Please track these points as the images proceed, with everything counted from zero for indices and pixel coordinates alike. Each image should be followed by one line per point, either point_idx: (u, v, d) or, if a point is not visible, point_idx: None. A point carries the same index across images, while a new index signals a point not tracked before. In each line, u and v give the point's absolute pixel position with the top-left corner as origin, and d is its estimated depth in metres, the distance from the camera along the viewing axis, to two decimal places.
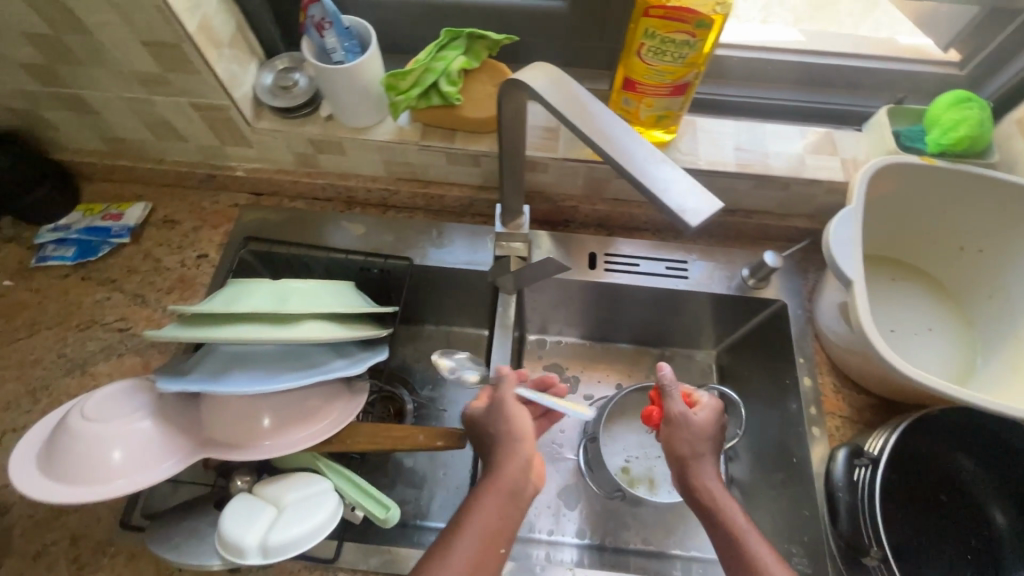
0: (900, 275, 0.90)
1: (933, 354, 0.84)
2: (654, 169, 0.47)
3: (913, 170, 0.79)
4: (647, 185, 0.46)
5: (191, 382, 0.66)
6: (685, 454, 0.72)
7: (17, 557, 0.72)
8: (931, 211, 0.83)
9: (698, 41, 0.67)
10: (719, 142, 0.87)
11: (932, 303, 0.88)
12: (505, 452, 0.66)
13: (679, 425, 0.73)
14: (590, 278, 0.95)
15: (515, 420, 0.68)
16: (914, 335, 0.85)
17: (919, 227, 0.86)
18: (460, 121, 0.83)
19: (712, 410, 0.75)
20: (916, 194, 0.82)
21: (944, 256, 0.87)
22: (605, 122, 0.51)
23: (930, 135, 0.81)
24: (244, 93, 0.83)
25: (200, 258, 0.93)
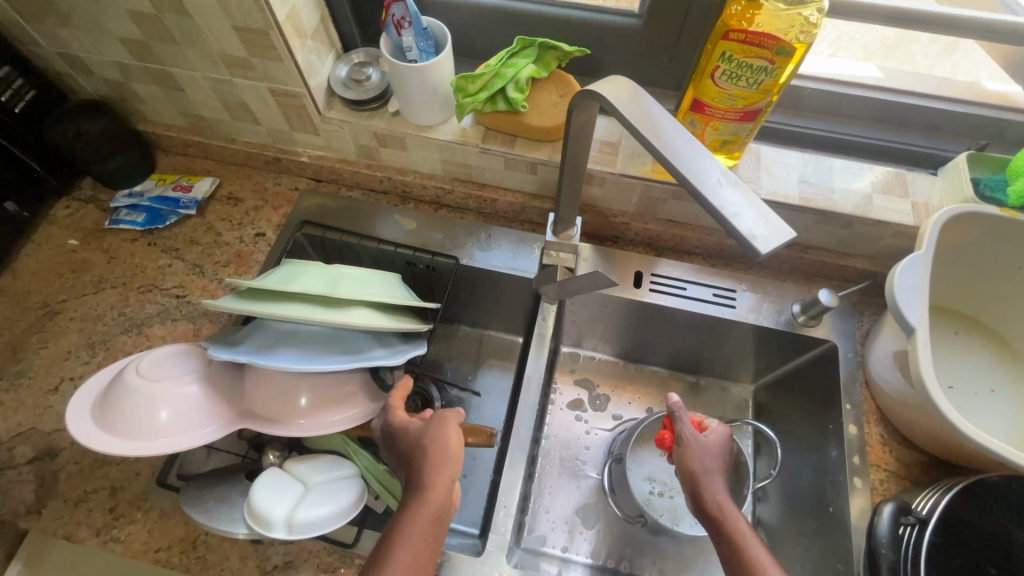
0: (965, 330, 0.85)
1: (993, 417, 0.79)
2: (726, 192, 0.46)
3: (992, 221, 0.75)
4: (718, 208, 0.46)
5: (240, 353, 0.68)
6: (696, 470, 0.70)
7: (60, 500, 0.75)
8: (1006, 266, 0.79)
9: (776, 68, 0.65)
10: (783, 173, 0.85)
11: (997, 363, 0.83)
12: (430, 470, 0.61)
13: (691, 443, 0.72)
14: (634, 297, 0.94)
15: (440, 439, 0.64)
16: (975, 394, 0.81)
17: (990, 281, 0.81)
18: (523, 128, 0.84)
19: (725, 433, 0.75)
20: (991, 247, 0.78)
21: (1015, 315, 0.82)
22: (678, 142, 0.50)
23: (1012, 186, 0.76)
24: (319, 82, 0.86)
25: (258, 236, 0.97)
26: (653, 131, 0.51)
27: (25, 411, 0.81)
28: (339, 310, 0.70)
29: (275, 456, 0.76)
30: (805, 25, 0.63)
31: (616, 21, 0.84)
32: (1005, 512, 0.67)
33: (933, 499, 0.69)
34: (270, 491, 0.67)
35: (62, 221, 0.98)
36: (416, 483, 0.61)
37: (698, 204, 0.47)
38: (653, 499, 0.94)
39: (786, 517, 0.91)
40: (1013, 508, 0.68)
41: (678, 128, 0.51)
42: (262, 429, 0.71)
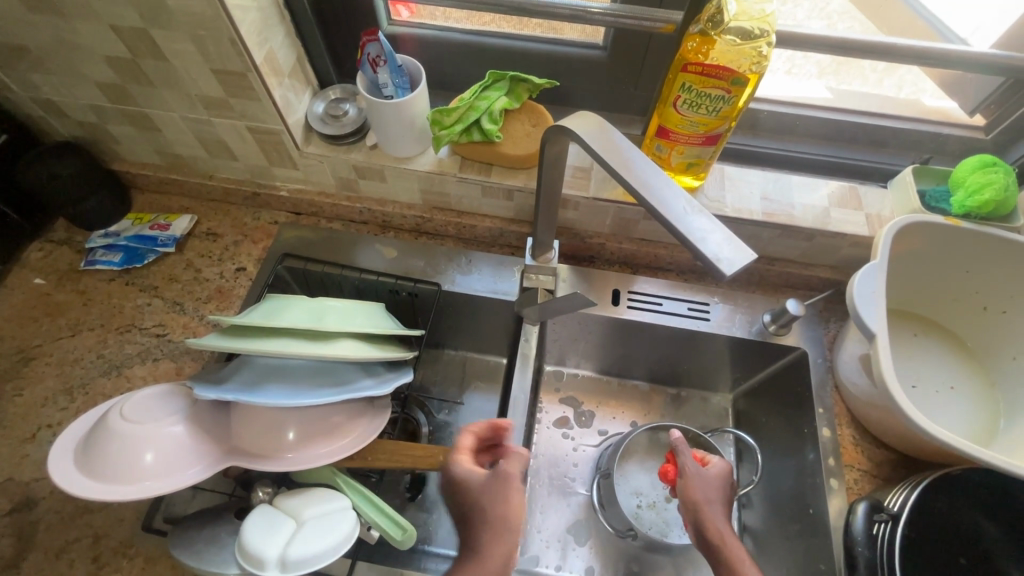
0: (922, 331, 0.90)
1: (954, 413, 0.84)
2: (693, 219, 0.49)
3: (938, 229, 0.80)
4: (686, 234, 0.48)
5: (227, 391, 0.68)
6: (697, 499, 0.74)
7: (41, 553, 0.73)
8: (954, 270, 0.84)
9: (732, 97, 0.70)
10: (747, 191, 0.90)
11: (954, 361, 0.88)
12: (489, 533, 0.60)
13: (693, 475, 0.77)
14: (613, 314, 0.97)
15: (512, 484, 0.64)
16: (935, 392, 0.85)
17: (943, 285, 0.87)
18: (498, 157, 0.87)
19: (729, 468, 0.79)
20: (940, 253, 0.83)
21: (966, 315, 0.88)
22: (647, 172, 0.53)
23: (955, 196, 0.82)
24: (297, 119, 0.88)
25: (239, 270, 0.97)
26: (620, 163, 0.54)
27: (1, 461, 0.79)
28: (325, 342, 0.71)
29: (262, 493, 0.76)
30: (757, 57, 0.68)
31: (581, 53, 0.89)
32: (967, 502, 0.71)
33: (904, 495, 0.72)
34: (259, 532, 0.66)
35: (35, 264, 0.97)
36: (476, 538, 0.60)
37: (668, 231, 0.49)
38: (642, 512, 0.97)
39: (771, 520, 0.93)
40: (976, 498, 0.72)
41: (643, 157, 0.55)
42: (250, 465, 0.71)
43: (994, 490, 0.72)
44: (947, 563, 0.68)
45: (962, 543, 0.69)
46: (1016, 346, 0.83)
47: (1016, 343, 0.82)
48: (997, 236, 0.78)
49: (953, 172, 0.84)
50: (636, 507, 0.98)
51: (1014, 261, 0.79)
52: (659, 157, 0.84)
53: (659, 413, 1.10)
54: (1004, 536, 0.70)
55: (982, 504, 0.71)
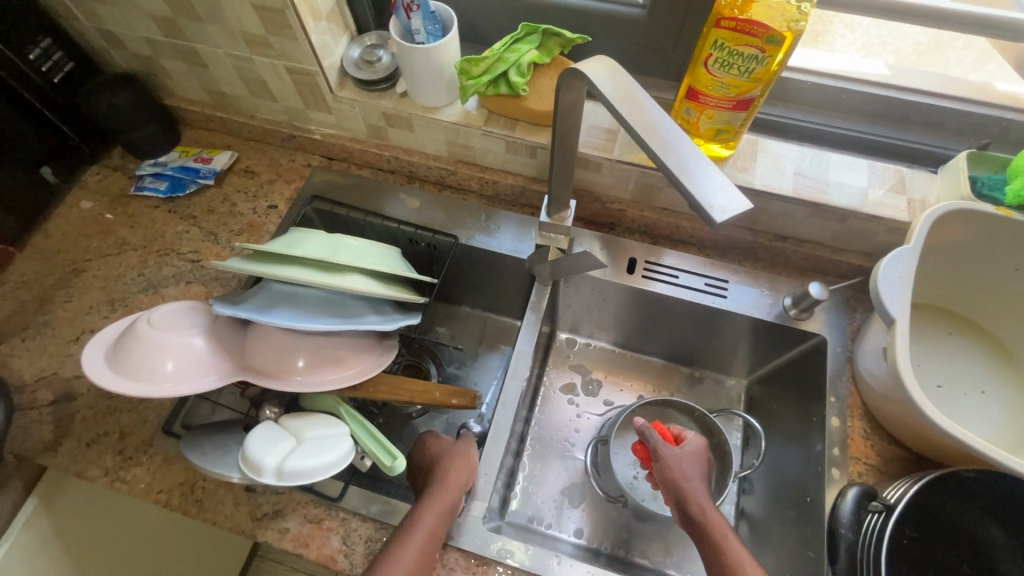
0: (958, 330, 0.85)
1: (980, 418, 0.79)
2: (692, 163, 0.48)
3: (985, 219, 0.74)
4: (683, 177, 0.47)
5: (242, 310, 0.73)
6: (677, 477, 0.74)
7: (74, 441, 0.81)
8: (999, 265, 0.78)
9: (766, 57, 0.67)
10: (781, 166, 0.86)
11: (989, 365, 0.82)
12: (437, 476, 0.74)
13: (669, 456, 0.76)
14: (628, 283, 0.95)
15: (453, 450, 0.78)
16: (962, 395, 0.80)
17: (985, 281, 0.81)
18: (523, 111, 0.87)
19: (704, 447, 0.80)
20: (986, 246, 0.77)
21: (1010, 317, 0.81)
22: (654, 115, 0.52)
23: (1011, 185, 0.76)
24: (333, 62, 0.90)
25: (270, 208, 1.02)
26: (622, 105, 0.53)
27: (49, 357, 0.87)
28: (336, 275, 0.74)
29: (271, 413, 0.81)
30: (796, 15, 0.64)
31: (618, 11, 0.86)
32: (978, 506, 0.67)
33: (903, 489, 0.68)
34: (266, 445, 0.71)
35: (92, 186, 1.05)
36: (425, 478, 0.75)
37: (666, 174, 0.48)
38: (638, 484, 0.97)
39: (770, 506, 0.92)
40: (989, 503, 0.67)
41: (649, 101, 0.53)
42: (261, 383, 0.75)
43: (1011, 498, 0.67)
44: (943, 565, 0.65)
45: (963, 548, 0.66)
46: None
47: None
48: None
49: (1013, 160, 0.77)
50: (631, 478, 0.98)
51: None
52: (687, 121, 0.81)
53: (668, 390, 1.09)
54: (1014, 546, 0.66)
55: (993, 510, 0.67)
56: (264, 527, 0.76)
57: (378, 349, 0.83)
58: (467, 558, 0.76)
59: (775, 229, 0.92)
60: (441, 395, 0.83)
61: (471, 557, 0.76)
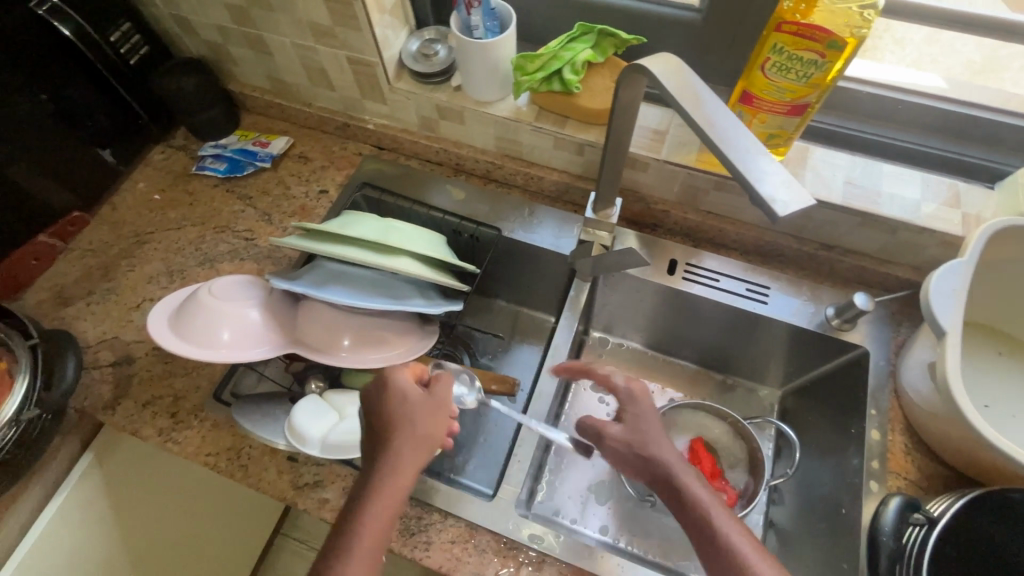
0: (1007, 350, 0.83)
1: None
2: (754, 158, 0.49)
3: None
4: (745, 170, 0.48)
5: (297, 285, 0.77)
6: (633, 435, 0.69)
7: (131, 401, 0.85)
8: None
9: (826, 62, 0.67)
10: (830, 174, 0.86)
11: None
12: (406, 443, 0.62)
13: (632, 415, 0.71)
14: (667, 283, 0.96)
15: (416, 417, 0.64)
16: (1010, 416, 0.78)
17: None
18: (575, 109, 0.88)
19: (642, 390, 0.73)
20: None
21: None
22: (718, 114, 0.53)
23: None
24: (392, 54, 0.94)
25: (321, 193, 1.06)
26: (684, 99, 0.54)
27: (110, 322, 0.92)
28: (386, 256, 0.77)
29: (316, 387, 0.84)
30: (860, 21, 0.64)
31: (674, 14, 0.87)
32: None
33: (946, 504, 0.67)
34: (325, 420, 0.75)
35: (157, 164, 1.10)
36: (386, 442, 0.63)
37: (728, 168, 0.49)
38: None
39: (801, 517, 0.90)
40: None
41: (711, 96, 0.54)
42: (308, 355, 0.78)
43: None
44: None
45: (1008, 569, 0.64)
46: None
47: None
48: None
49: None
50: None
51: None
52: None
53: (701, 395, 1.09)
54: None
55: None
56: (304, 496, 0.78)
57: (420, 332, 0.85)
58: (497, 541, 0.78)
59: (821, 238, 0.92)
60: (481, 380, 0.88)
61: (502, 541, 0.78)
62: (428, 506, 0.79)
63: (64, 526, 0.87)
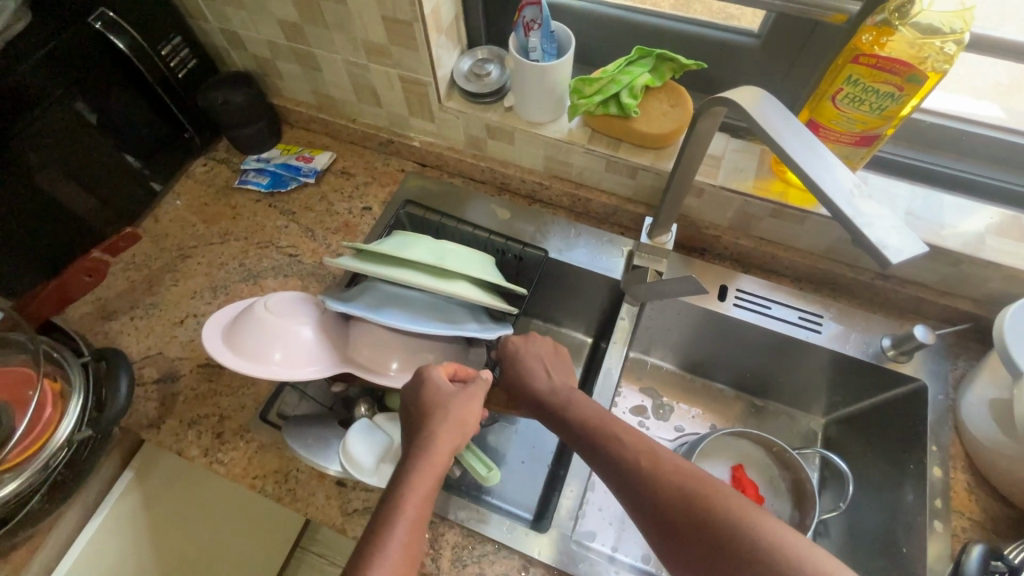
0: None
1: None
2: (857, 201, 0.48)
3: None
4: (851, 214, 0.47)
5: (353, 307, 0.75)
6: (520, 374, 0.78)
7: (176, 420, 0.84)
8: None
9: (903, 96, 0.66)
10: (890, 204, 0.85)
11: None
12: (445, 430, 0.62)
13: (511, 359, 0.80)
14: (716, 309, 0.94)
15: (448, 405, 0.65)
16: None
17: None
18: (630, 132, 0.88)
19: (547, 348, 0.81)
20: None
21: None
22: (809, 150, 0.51)
23: None
24: (445, 73, 0.93)
25: (365, 209, 1.05)
26: (773, 134, 0.53)
27: (155, 337, 0.91)
28: (445, 279, 0.76)
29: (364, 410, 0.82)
30: (941, 56, 0.63)
31: (733, 40, 0.87)
32: None
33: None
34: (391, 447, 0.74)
35: (199, 177, 1.10)
36: (424, 431, 0.63)
37: (830, 210, 0.48)
38: None
39: (853, 553, 0.88)
40: None
41: (802, 131, 0.53)
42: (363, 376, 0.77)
43: None
44: None
45: None
46: None
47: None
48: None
49: None
50: None
51: None
52: None
53: (742, 422, 1.07)
54: None
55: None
56: (354, 522, 0.77)
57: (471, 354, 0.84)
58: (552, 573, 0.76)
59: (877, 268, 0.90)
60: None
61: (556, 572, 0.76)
62: (480, 535, 0.78)
63: (104, 544, 0.86)
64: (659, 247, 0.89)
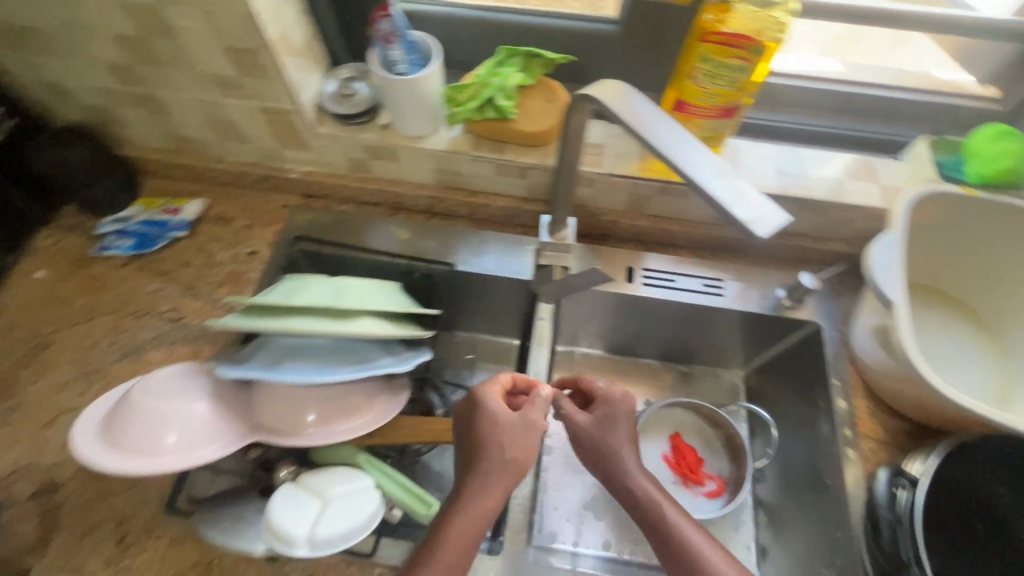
0: (935, 304, 0.89)
1: (969, 380, 0.83)
2: (724, 182, 0.50)
3: (958, 201, 0.79)
4: (722, 194, 0.49)
5: (249, 369, 0.69)
6: (599, 454, 0.69)
7: (66, 533, 0.74)
8: (975, 241, 0.83)
9: (751, 66, 0.70)
10: (762, 165, 0.90)
11: (968, 332, 0.88)
12: (495, 466, 0.62)
13: (571, 418, 0.73)
14: (626, 291, 0.96)
15: (500, 436, 0.64)
16: (952, 363, 0.85)
17: (964, 259, 0.86)
18: (512, 134, 0.87)
19: (610, 397, 0.74)
20: (958, 224, 0.82)
21: (983, 286, 0.87)
22: (674, 140, 0.53)
23: (970, 167, 0.84)
24: (309, 98, 0.88)
25: (252, 254, 0.96)
26: (637, 127, 0.54)
27: (22, 446, 0.79)
28: (344, 317, 0.71)
29: (286, 473, 0.75)
30: (779, 24, 0.67)
31: (593, 28, 0.88)
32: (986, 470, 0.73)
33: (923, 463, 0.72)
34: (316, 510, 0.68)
35: (45, 251, 0.96)
36: (476, 459, 0.63)
37: (702, 194, 0.49)
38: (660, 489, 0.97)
39: (788, 492, 0.94)
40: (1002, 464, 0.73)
41: (666, 118, 0.55)
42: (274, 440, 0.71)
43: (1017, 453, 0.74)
44: (966, 529, 0.71)
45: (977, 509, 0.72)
46: None
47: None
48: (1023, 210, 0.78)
49: (966, 144, 0.85)
50: None
51: None
52: None
53: (671, 391, 1.09)
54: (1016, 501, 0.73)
55: (1002, 466, 0.73)
56: None
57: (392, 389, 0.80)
58: None
59: None
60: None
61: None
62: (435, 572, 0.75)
63: None
64: (561, 243, 0.88)
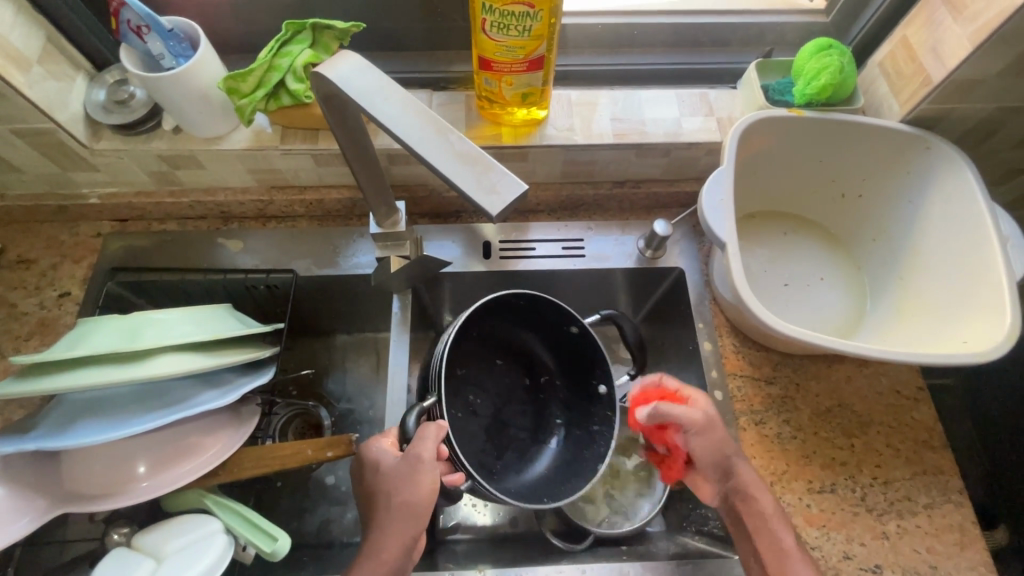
0: (785, 229, 0.52)
1: (822, 314, 0.48)
2: (451, 151, 0.26)
3: (791, 126, 0.45)
4: (448, 165, 0.26)
5: (10, 442, 0.35)
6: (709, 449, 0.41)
7: None
8: (809, 158, 0.48)
9: (541, 14, 0.36)
10: (578, 112, 0.48)
11: (809, 247, 0.51)
12: (386, 525, 0.35)
13: (389, 471, 0.37)
14: (494, 266, 0.51)
15: (393, 496, 0.36)
16: (788, 288, 0.49)
17: (789, 183, 0.50)
18: (299, 119, 0.44)
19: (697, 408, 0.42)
20: (790, 154, 0.48)
21: (811, 199, 0.51)
22: (728, 165, 0.42)
23: (794, 97, 0.47)
24: (76, 111, 0.43)
25: (63, 294, 0.48)
26: (547, 122, 0.47)
27: None
28: (149, 351, 0.37)
29: (120, 536, 0.40)
30: None
31: None
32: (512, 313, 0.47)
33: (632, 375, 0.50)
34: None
35: None
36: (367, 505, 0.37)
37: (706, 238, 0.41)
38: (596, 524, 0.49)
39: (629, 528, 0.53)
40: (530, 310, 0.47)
41: (618, 103, 0.49)
42: (82, 508, 0.37)
43: (535, 307, 0.46)
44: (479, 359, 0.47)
45: (495, 336, 0.48)
46: (883, 219, 0.48)
47: (880, 219, 0.49)
48: (859, 121, 0.45)
49: (782, 66, 0.48)
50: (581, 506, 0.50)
51: (873, 136, 0.45)
52: (487, 94, 0.45)
53: None
54: (562, 354, 0.48)
55: (515, 316, 0.47)
56: None
57: (242, 408, 0.43)
58: None
59: (603, 178, 0.52)
60: (312, 454, 0.42)
61: None
62: (330, 552, 0.48)
63: None
64: (399, 232, 0.44)
